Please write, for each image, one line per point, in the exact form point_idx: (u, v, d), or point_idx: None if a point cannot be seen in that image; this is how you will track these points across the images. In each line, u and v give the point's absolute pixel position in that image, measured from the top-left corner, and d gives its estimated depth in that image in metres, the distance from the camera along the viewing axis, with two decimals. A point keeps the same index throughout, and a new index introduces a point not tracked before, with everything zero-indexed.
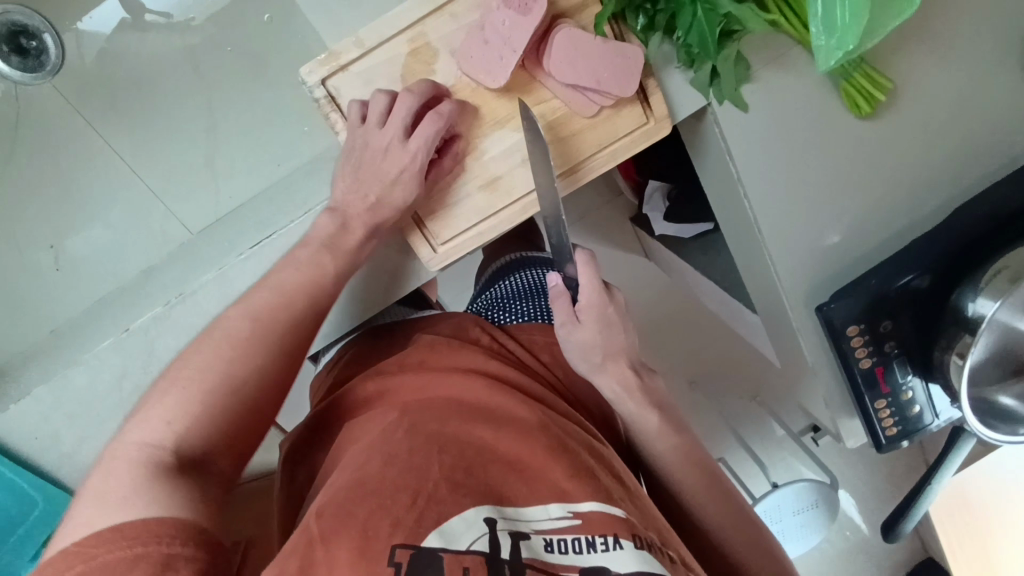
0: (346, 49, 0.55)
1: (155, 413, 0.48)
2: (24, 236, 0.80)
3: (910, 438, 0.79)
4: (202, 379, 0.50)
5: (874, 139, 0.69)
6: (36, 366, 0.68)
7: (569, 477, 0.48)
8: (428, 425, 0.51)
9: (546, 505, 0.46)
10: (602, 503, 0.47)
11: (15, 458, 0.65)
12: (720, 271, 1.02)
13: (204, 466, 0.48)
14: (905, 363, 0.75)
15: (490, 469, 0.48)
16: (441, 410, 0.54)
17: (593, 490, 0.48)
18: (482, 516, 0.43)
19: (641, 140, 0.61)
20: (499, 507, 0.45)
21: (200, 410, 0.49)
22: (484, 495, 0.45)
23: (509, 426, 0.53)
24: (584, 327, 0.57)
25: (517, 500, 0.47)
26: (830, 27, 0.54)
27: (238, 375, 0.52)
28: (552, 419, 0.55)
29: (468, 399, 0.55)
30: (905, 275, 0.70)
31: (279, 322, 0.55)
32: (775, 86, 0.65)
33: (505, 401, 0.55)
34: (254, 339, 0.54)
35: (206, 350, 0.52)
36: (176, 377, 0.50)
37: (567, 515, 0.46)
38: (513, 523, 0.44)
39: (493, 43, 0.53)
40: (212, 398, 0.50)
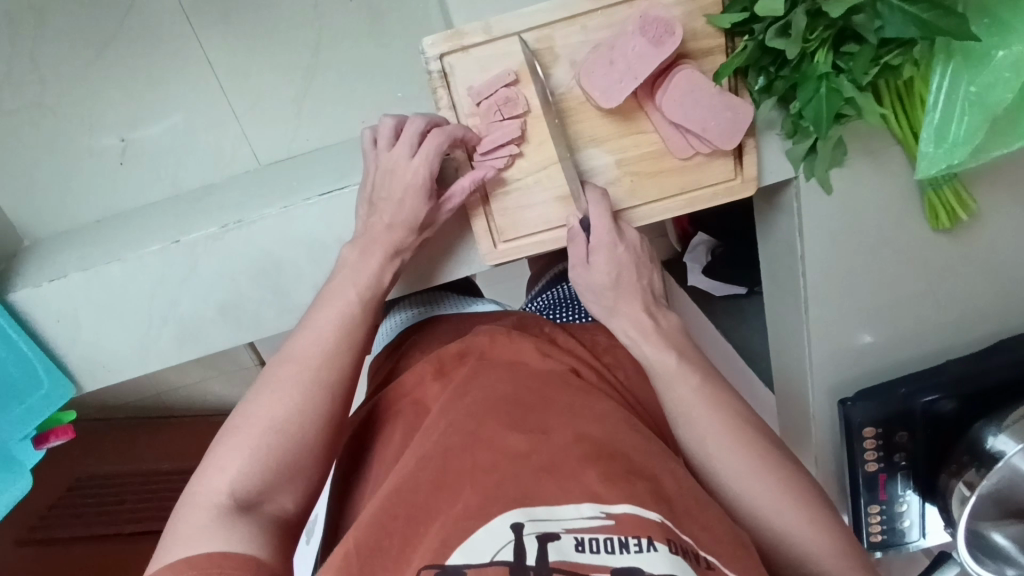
0: (473, 31, 0.55)
1: (224, 459, 0.51)
2: (96, 118, 0.76)
3: (887, 548, 0.80)
4: (259, 425, 0.52)
5: (944, 254, 0.69)
6: (76, 253, 0.67)
7: (602, 482, 0.44)
8: (460, 429, 0.49)
9: (578, 504, 0.43)
10: (637, 506, 0.43)
11: (33, 333, 0.65)
12: (744, 337, 1.02)
13: (262, 507, 0.51)
14: (909, 477, 0.75)
15: (520, 472, 0.45)
16: (472, 408, 0.51)
17: (628, 493, 0.44)
18: (508, 523, 0.42)
19: (723, 195, 0.62)
20: (527, 509, 0.43)
21: (266, 455, 0.51)
22: (513, 500, 0.43)
23: (544, 425, 0.49)
24: (594, 269, 0.58)
25: (549, 499, 0.44)
26: (940, 138, 0.54)
27: (318, 421, 0.54)
28: (592, 420, 0.51)
29: (499, 397, 0.52)
30: (930, 394, 0.70)
31: (337, 371, 0.55)
32: (864, 178, 0.64)
33: (539, 403, 0.52)
34: (320, 385, 0.54)
35: (274, 393, 0.53)
36: (247, 425, 0.52)
37: (600, 514, 0.43)
38: (542, 525, 0.42)
39: (617, 65, 0.54)
40: (277, 446, 0.52)
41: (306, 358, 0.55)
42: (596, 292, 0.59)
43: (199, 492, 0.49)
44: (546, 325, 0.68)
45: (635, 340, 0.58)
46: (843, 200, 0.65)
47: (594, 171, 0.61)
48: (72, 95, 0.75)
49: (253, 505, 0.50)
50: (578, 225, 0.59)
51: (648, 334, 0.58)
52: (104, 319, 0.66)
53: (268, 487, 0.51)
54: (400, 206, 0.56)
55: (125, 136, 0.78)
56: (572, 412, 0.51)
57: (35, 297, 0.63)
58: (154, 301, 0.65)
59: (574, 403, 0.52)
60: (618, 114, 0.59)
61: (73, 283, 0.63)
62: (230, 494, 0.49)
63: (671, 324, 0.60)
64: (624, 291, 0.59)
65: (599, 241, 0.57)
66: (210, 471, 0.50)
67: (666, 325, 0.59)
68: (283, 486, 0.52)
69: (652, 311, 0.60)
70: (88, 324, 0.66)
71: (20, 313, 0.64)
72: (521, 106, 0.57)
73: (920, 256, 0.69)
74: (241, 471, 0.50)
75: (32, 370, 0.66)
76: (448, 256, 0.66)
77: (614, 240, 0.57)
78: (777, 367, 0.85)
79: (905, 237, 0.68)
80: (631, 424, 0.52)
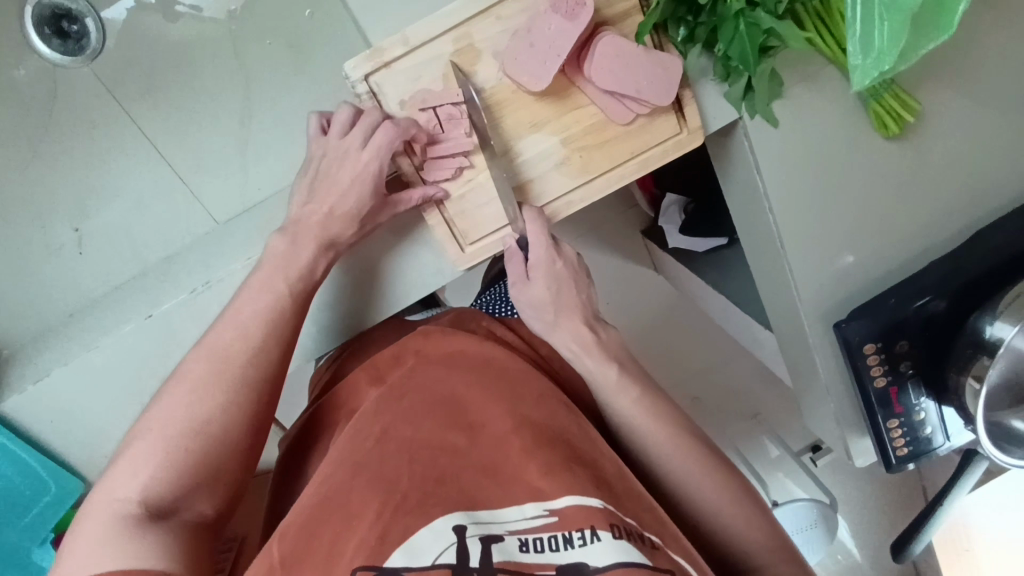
0: (392, 46, 0.56)
1: (126, 467, 0.51)
2: (52, 212, 0.85)
3: (918, 460, 0.79)
4: (174, 428, 0.53)
5: (901, 161, 0.70)
6: (55, 349, 0.67)
7: (543, 473, 0.47)
8: (401, 435, 0.50)
9: (522, 505, 0.45)
10: (580, 494, 0.45)
11: (26, 437, 0.65)
12: (732, 286, 1.03)
13: (177, 514, 0.52)
14: (919, 383, 0.76)
15: (464, 477, 0.47)
16: (415, 414, 0.52)
17: (569, 482, 0.46)
18: (451, 524, 0.42)
19: (672, 150, 0.62)
20: (471, 511, 0.44)
21: (175, 459, 0.52)
22: (456, 501, 0.45)
23: (483, 429, 0.52)
24: (534, 285, 0.59)
25: (492, 503, 0.46)
26: (866, 48, 0.55)
27: (238, 423, 0.55)
28: (530, 411, 0.54)
29: (443, 399, 0.54)
30: (920, 298, 0.71)
31: (257, 370, 0.57)
32: (807, 104, 0.65)
33: (480, 402, 0.54)
34: (242, 384, 0.56)
35: (193, 393, 0.54)
36: (150, 431, 0.53)
37: (543, 513, 0.45)
38: (485, 527, 0.43)
39: (539, 47, 0.55)
40: (194, 448, 0.53)
41: (225, 356, 0.56)
42: (538, 309, 0.60)
43: (105, 499, 0.50)
44: (484, 319, 0.70)
45: (576, 354, 0.61)
46: (791, 129, 0.66)
47: (542, 156, 0.61)
48: (31, 194, 0.84)
49: (167, 513, 0.51)
50: (515, 245, 0.60)
51: (590, 347, 0.61)
52: (95, 410, 0.65)
53: (184, 490, 0.52)
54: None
55: (79, 226, 0.86)
56: (513, 404, 0.54)
57: (23, 402, 0.63)
58: (141, 379, 0.65)
59: (514, 396, 0.55)
60: (551, 94, 0.59)
61: (56, 380, 0.63)
62: (137, 502, 0.50)
63: (612, 337, 0.63)
64: (564, 304, 0.60)
65: (537, 258, 0.59)
66: (118, 478, 0.51)
67: (606, 338, 0.62)
68: (199, 490, 0.53)
69: (593, 324, 0.62)
70: (81, 418, 0.65)
71: (12, 423, 0.64)
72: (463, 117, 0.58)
73: (878, 167, 0.70)
74: (153, 476, 0.51)
75: (37, 475, 0.66)
76: (399, 275, 0.65)
77: (551, 257, 0.59)
78: (770, 306, 0.85)
79: (860, 151, 0.69)
80: (569, 407, 0.56)
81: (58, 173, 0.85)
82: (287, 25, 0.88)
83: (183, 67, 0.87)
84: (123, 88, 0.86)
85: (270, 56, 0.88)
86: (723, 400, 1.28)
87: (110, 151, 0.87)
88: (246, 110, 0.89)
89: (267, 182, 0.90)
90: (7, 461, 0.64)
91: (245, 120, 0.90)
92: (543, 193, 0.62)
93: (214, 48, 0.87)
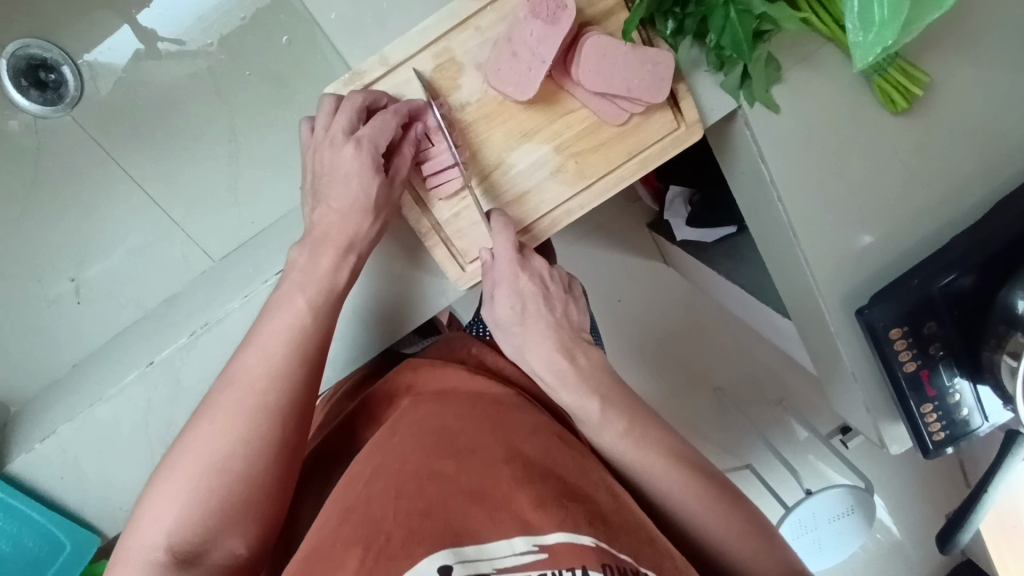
0: (371, 68, 0.56)
1: (154, 511, 0.49)
2: (51, 266, 0.86)
3: (957, 443, 0.74)
4: (195, 466, 0.50)
5: (910, 136, 0.67)
6: (61, 405, 0.66)
7: (534, 507, 0.45)
8: (389, 470, 0.48)
9: (510, 538, 0.43)
10: (571, 532, 0.44)
11: (36, 496, 0.64)
12: (747, 276, 1.00)
13: (206, 557, 0.49)
14: (951, 363, 0.71)
15: (451, 503, 0.45)
16: (404, 448, 0.51)
17: (560, 517, 0.45)
18: (437, 566, 0.40)
19: (672, 147, 0.59)
20: (458, 548, 0.42)
21: (206, 501, 0.49)
22: (443, 536, 0.43)
23: (472, 456, 0.50)
24: (500, 301, 0.57)
25: (479, 534, 0.44)
26: (867, 24, 0.52)
27: (262, 457, 0.51)
28: (522, 446, 0.52)
29: (434, 430, 0.53)
30: (947, 275, 0.67)
31: (280, 397, 0.53)
32: (806, 86, 0.63)
33: (470, 432, 0.52)
34: (265, 413, 0.52)
35: (213, 427, 0.51)
36: (174, 468, 0.50)
37: (533, 549, 0.43)
38: (473, 566, 0.41)
39: (522, 55, 0.53)
40: (218, 487, 0.50)
41: (247, 383, 0.52)
42: (505, 329, 0.59)
43: (132, 547, 0.48)
44: (474, 345, 0.71)
45: (552, 385, 0.58)
46: (791, 116, 0.64)
47: (535, 166, 0.58)
48: (28, 247, 0.85)
49: (194, 558, 0.49)
50: (489, 257, 0.57)
51: (567, 380, 0.57)
52: (106, 464, 0.64)
53: (213, 534, 0.49)
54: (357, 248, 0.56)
55: (76, 276, 0.87)
56: (505, 436, 0.53)
57: (32, 461, 0.62)
58: (149, 429, 0.63)
59: (505, 428, 0.54)
60: (540, 102, 0.57)
61: (64, 437, 0.62)
62: (167, 549, 0.48)
63: (592, 361, 0.59)
64: (531, 321, 0.58)
65: (501, 274, 0.57)
66: (145, 525, 0.49)
67: (585, 365, 0.58)
68: (229, 532, 0.50)
69: (568, 349, 0.58)
70: (92, 474, 0.64)
71: (22, 481, 0.63)
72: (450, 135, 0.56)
73: (887, 145, 0.67)
74: (178, 520, 0.48)
75: (51, 535, 0.65)
76: (396, 307, 0.63)
77: (516, 271, 0.57)
78: (787, 294, 0.82)
79: (866, 131, 0.66)
80: (563, 439, 0.55)
81: (49, 223, 0.85)
82: (267, 53, 0.87)
83: (169, 106, 0.87)
84: (109, 132, 0.86)
85: (255, 85, 0.88)
86: (747, 390, 1.25)
87: (101, 199, 0.87)
88: (234, 143, 0.89)
89: (263, 216, 0.91)
90: (20, 521, 0.63)
91: (235, 154, 0.89)
92: (541, 204, 0.59)
93: (197, 82, 0.87)
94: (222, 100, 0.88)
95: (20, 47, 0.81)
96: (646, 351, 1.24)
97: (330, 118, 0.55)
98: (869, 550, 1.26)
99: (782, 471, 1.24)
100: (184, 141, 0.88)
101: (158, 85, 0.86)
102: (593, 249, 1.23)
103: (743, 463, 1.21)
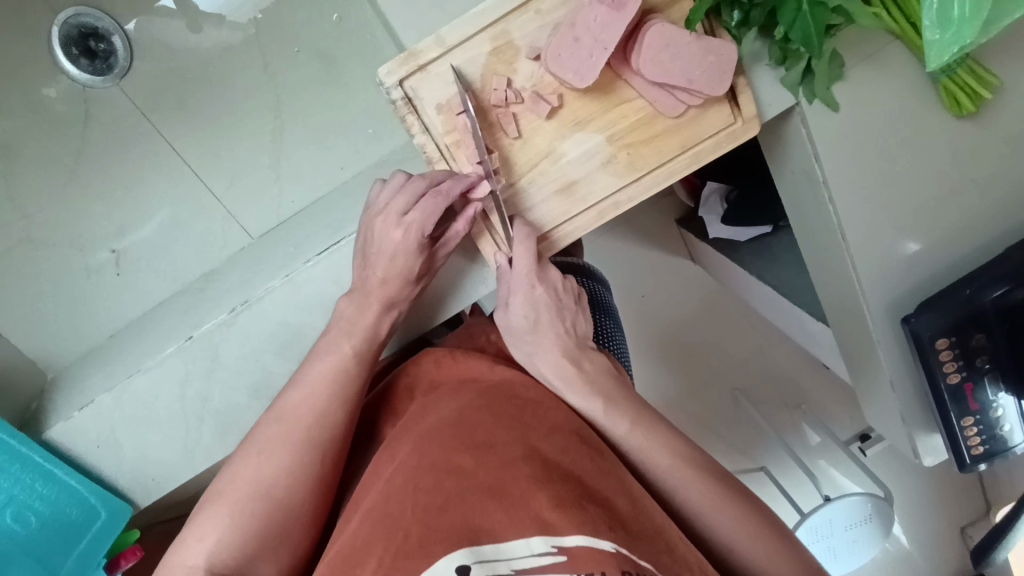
0: (426, 48, 0.54)
1: (195, 530, 0.51)
2: (89, 236, 0.87)
3: (993, 459, 0.72)
4: (240, 492, 0.52)
5: (971, 140, 0.64)
6: (100, 376, 0.67)
7: (553, 506, 0.43)
8: (407, 464, 0.48)
9: (528, 538, 0.41)
10: (590, 536, 0.42)
11: (74, 461, 0.65)
12: (781, 279, 0.97)
13: None
14: (997, 379, 0.69)
15: (467, 500, 0.44)
16: (424, 443, 0.50)
17: (580, 520, 0.43)
18: (453, 565, 0.39)
19: (727, 142, 0.58)
20: (476, 546, 0.41)
21: (248, 523, 0.51)
22: (459, 534, 0.41)
23: (490, 452, 0.48)
24: (517, 309, 0.58)
25: (496, 533, 0.42)
26: (944, 22, 0.50)
27: (305, 485, 0.53)
28: (541, 445, 0.50)
29: (452, 421, 0.52)
30: (996, 287, 0.64)
31: (321, 432, 0.55)
32: (869, 85, 0.61)
33: (488, 425, 0.51)
34: (311, 447, 0.54)
35: (263, 455, 0.53)
36: (218, 492, 0.52)
37: (551, 550, 0.41)
38: (492, 566, 0.40)
39: (584, 41, 0.51)
40: (260, 514, 0.51)
41: (293, 419, 0.55)
42: (518, 336, 0.60)
43: (176, 563, 0.49)
44: (494, 332, 0.69)
45: (559, 390, 0.59)
46: (853, 114, 0.62)
47: (587, 155, 0.57)
48: (67, 217, 0.85)
49: None
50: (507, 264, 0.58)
51: (573, 384, 0.58)
52: (145, 436, 0.65)
53: (252, 558, 0.50)
54: (385, 258, 0.56)
55: (115, 247, 0.88)
56: (524, 432, 0.51)
57: (70, 428, 0.63)
58: (185, 403, 0.64)
59: (524, 423, 0.52)
60: (596, 90, 0.56)
61: (102, 406, 0.63)
62: (207, 569, 0.49)
63: (597, 365, 0.61)
64: (543, 331, 0.59)
65: (518, 283, 0.57)
66: (189, 541, 0.50)
67: (590, 369, 0.60)
68: (266, 555, 0.51)
69: (573, 355, 0.60)
70: (128, 445, 0.65)
71: (60, 447, 0.64)
72: (513, 125, 0.56)
73: (946, 150, 0.64)
74: (220, 542, 0.50)
75: (87, 503, 0.65)
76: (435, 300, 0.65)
77: (533, 282, 0.57)
78: (825, 298, 0.80)
79: (926, 137, 0.64)
80: (583, 438, 0.53)
81: (88, 192, 0.86)
82: (316, 28, 0.88)
83: (213, 78, 0.87)
84: (152, 105, 0.86)
85: (301, 62, 0.89)
86: (769, 392, 1.23)
87: (145, 172, 0.88)
88: (277, 120, 0.90)
89: (302, 195, 0.92)
90: (56, 489, 0.63)
91: (276, 130, 0.90)
92: (590, 194, 0.58)
93: (243, 57, 0.87)
94: (268, 76, 0.88)
95: (73, 14, 0.81)
96: (668, 348, 1.23)
97: (393, 192, 0.56)
98: (885, 559, 1.25)
99: (799, 477, 1.23)
100: (226, 116, 0.88)
101: (202, 56, 0.86)
102: (622, 241, 1.22)
103: (761, 466, 1.20)
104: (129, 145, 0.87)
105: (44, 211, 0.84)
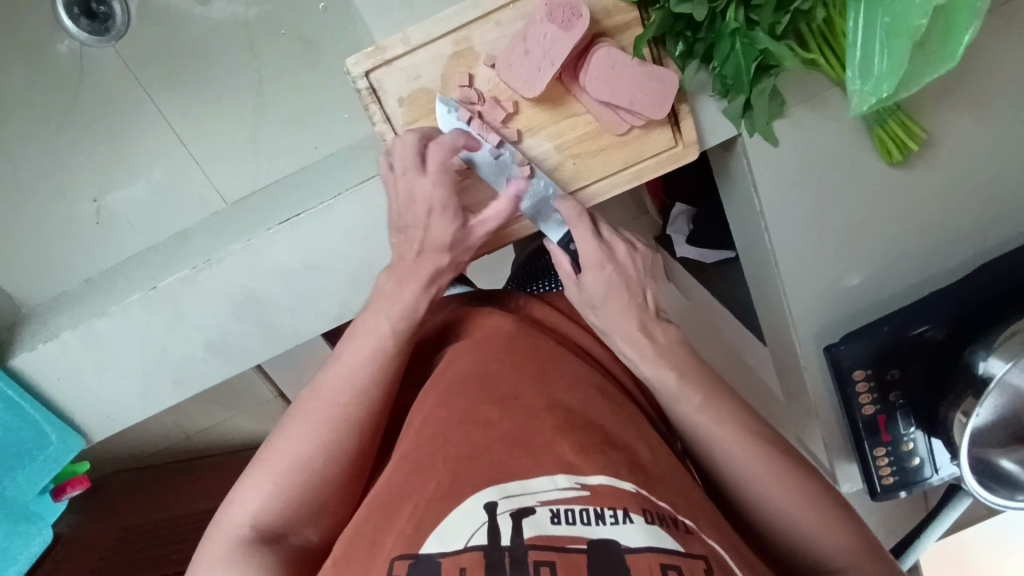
0: (392, 45, 0.58)
1: (244, 494, 0.51)
2: (72, 188, 0.91)
3: (907, 489, 0.77)
4: (284, 460, 0.51)
5: (902, 185, 0.68)
6: (67, 316, 0.71)
7: (577, 451, 0.46)
8: (434, 418, 0.51)
9: (552, 474, 0.44)
10: (612, 476, 0.45)
11: (33, 391, 0.70)
12: (738, 300, 1.00)
13: (288, 538, 0.50)
14: (909, 414, 0.73)
15: (494, 452, 0.46)
16: (448, 396, 0.52)
17: (602, 462, 0.46)
18: (481, 504, 0.42)
19: (667, 162, 0.62)
20: (502, 485, 0.44)
21: (295, 491, 0.51)
22: (488, 478, 0.44)
23: (514, 405, 0.50)
24: (587, 283, 0.59)
25: (521, 473, 0.45)
26: (866, 74, 0.54)
27: (345, 457, 0.53)
28: (561, 396, 0.52)
29: (474, 376, 0.54)
30: (919, 324, 0.69)
31: (358, 404, 0.54)
32: (808, 125, 0.65)
33: (511, 380, 0.53)
34: (346, 420, 0.53)
35: (298, 429, 0.53)
36: (260, 456, 0.53)
37: (575, 486, 0.44)
38: (518, 500, 0.43)
39: (534, 54, 0.56)
40: (298, 482, 0.51)
41: (332, 395, 0.54)
42: (591, 308, 0.60)
43: (224, 525, 0.50)
44: (521, 296, 0.68)
45: (633, 360, 0.58)
46: (792, 150, 0.66)
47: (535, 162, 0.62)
48: (53, 166, 0.90)
49: (279, 537, 0.50)
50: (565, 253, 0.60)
51: (647, 354, 0.57)
52: (104, 372, 0.70)
53: (299, 519, 0.51)
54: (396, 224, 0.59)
55: (98, 199, 0.93)
56: (546, 385, 0.53)
57: (33, 359, 0.68)
58: (145, 347, 0.69)
59: (546, 375, 0.54)
60: (547, 101, 0.60)
61: (67, 342, 0.67)
62: (252, 527, 0.49)
63: (670, 336, 0.59)
64: (614, 300, 0.59)
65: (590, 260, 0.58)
66: (240, 500, 0.51)
67: (662, 338, 0.58)
68: (309, 516, 0.51)
69: (649, 328, 0.59)
70: (89, 380, 0.70)
71: (21, 375, 0.69)
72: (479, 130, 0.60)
73: (879, 193, 0.68)
74: (264, 503, 0.50)
75: (41, 430, 0.71)
76: None
77: (602, 261, 0.58)
78: (766, 324, 0.85)
79: (863, 178, 0.68)
80: (603, 390, 0.55)
81: (77, 146, 0.91)
82: (303, 14, 0.93)
83: (202, 52, 0.93)
84: (143, 69, 0.92)
85: (287, 44, 0.94)
86: None
87: (131, 132, 0.94)
88: (257, 95, 0.95)
89: (275, 168, 0.96)
90: (16, 414, 0.69)
91: (256, 105, 0.95)
92: None
93: (230, 34, 0.93)
94: (251, 53, 0.93)
95: None
96: None
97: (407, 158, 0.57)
98: None
99: None
100: (210, 87, 0.94)
101: (194, 30, 0.92)
102: None
103: None
104: (117, 106, 0.92)
105: (32, 159, 0.89)
